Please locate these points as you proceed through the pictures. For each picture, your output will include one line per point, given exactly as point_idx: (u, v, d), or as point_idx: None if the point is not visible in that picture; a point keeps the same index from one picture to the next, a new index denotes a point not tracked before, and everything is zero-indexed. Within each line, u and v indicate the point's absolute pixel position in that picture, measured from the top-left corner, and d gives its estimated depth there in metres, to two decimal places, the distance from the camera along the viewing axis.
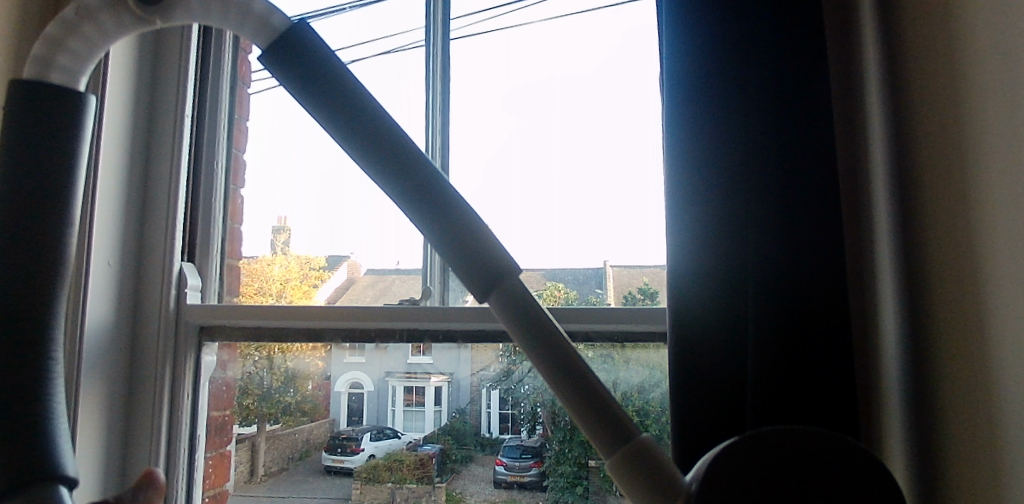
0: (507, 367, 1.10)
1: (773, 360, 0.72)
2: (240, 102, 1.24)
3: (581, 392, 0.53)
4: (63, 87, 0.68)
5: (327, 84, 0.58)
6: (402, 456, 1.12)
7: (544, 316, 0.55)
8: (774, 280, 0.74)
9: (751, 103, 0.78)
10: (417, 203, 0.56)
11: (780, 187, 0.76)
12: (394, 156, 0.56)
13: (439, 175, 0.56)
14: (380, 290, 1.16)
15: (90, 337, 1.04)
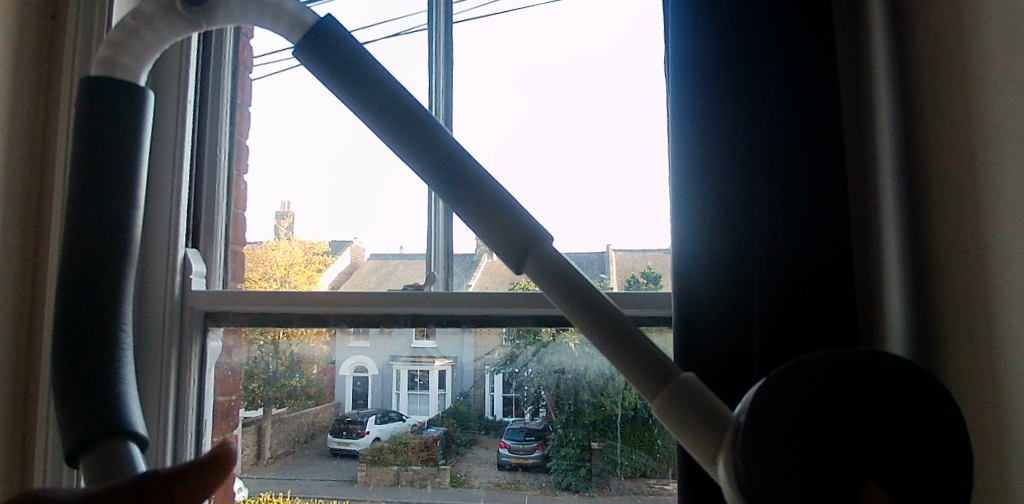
0: (511, 351, 1.11)
1: (777, 330, 0.75)
2: (242, 88, 1.23)
3: (626, 344, 0.49)
4: (122, 81, 0.64)
5: (371, 90, 0.54)
6: (405, 439, 1.13)
7: (603, 300, 0.51)
8: (778, 250, 0.77)
9: (750, 85, 0.81)
10: (478, 214, 0.51)
11: (780, 163, 0.78)
12: (432, 147, 0.53)
13: (497, 185, 0.52)
14: (384, 275, 1.16)
15: None
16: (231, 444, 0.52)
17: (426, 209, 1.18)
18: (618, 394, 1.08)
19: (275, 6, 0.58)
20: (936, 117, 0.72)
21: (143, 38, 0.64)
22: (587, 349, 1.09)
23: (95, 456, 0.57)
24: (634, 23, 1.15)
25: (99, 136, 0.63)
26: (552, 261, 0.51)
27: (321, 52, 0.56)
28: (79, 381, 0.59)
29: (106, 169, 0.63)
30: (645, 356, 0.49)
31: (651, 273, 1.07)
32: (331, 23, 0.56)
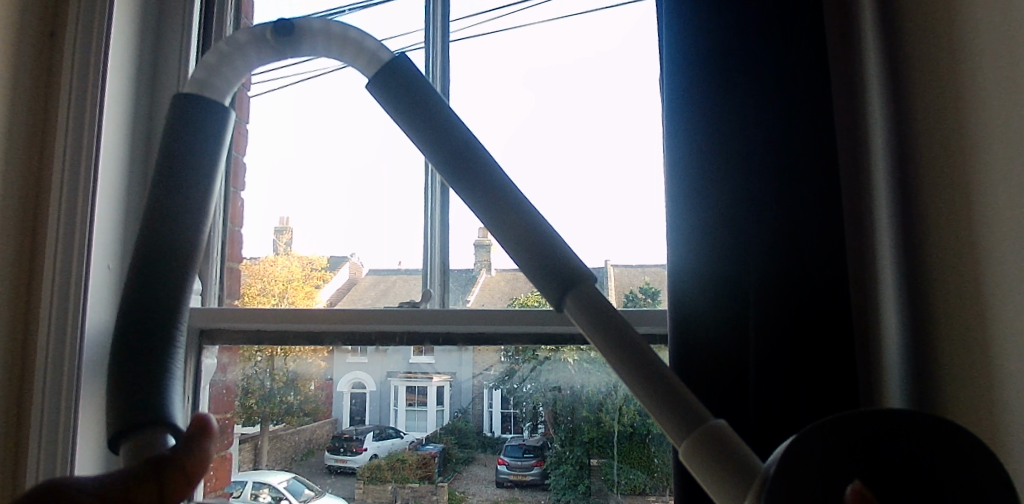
0: (509, 367, 1.10)
1: (776, 341, 0.77)
2: (240, 106, 1.24)
3: (639, 364, 0.54)
4: (209, 100, 0.73)
5: (430, 121, 0.63)
6: (403, 456, 1.13)
7: (622, 323, 0.57)
8: (774, 262, 0.79)
9: (746, 100, 0.82)
10: (511, 234, 0.59)
11: (778, 179, 0.80)
12: (483, 177, 0.61)
13: (531, 211, 0.60)
14: (382, 291, 1.17)
15: (90, 345, 1.01)
16: (208, 419, 0.65)
17: (422, 225, 1.18)
18: (616, 412, 1.07)
19: (355, 44, 0.68)
20: (951, 134, 0.74)
21: (233, 63, 0.73)
22: (585, 365, 1.08)
23: (135, 440, 0.62)
24: (632, 41, 1.15)
25: (180, 146, 0.71)
26: (576, 279, 0.58)
27: (396, 87, 0.65)
28: (128, 380, 0.64)
29: (179, 181, 0.70)
30: (658, 374, 0.54)
31: (650, 288, 1.08)
32: (406, 64, 0.66)
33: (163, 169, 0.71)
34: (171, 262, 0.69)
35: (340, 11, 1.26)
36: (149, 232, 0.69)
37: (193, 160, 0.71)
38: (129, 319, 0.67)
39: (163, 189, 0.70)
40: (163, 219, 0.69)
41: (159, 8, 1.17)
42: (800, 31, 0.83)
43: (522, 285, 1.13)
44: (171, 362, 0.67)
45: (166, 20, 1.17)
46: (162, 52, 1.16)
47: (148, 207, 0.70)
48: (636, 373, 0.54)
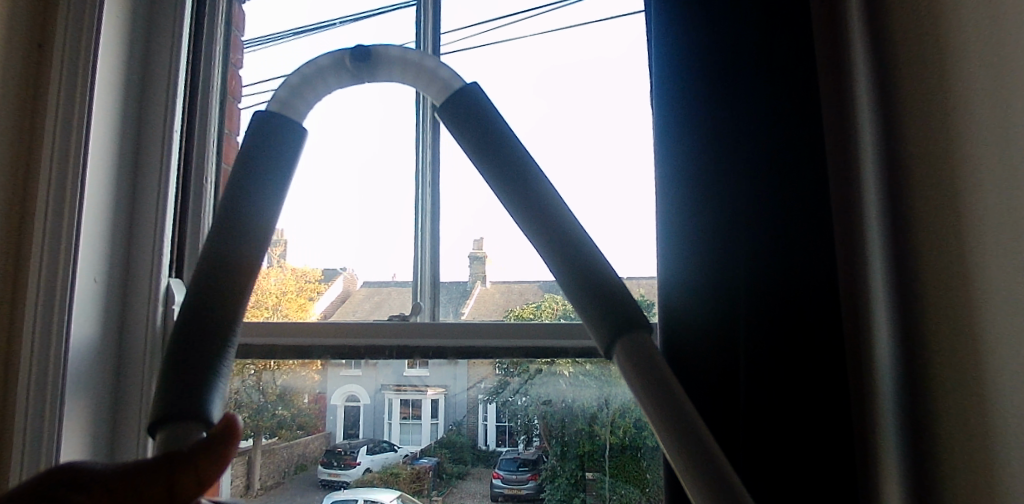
0: (503, 379, 1.09)
1: (764, 336, 0.77)
2: (230, 118, 1.23)
3: (669, 409, 0.57)
4: (291, 126, 0.69)
5: (498, 149, 0.66)
6: (398, 469, 1.12)
7: (663, 366, 0.59)
8: (762, 257, 0.79)
9: (730, 98, 0.83)
10: (568, 261, 0.62)
11: (766, 175, 0.81)
12: (547, 217, 0.63)
13: (591, 244, 0.62)
14: (376, 303, 1.16)
15: (75, 360, 1.01)
16: (239, 420, 0.58)
17: (411, 236, 1.18)
18: (608, 425, 1.06)
19: (428, 72, 0.71)
20: (947, 142, 0.73)
21: (314, 85, 0.72)
22: (581, 377, 1.07)
23: (172, 432, 0.56)
24: (625, 53, 1.16)
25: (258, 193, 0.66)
26: (626, 313, 0.60)
27: (466, 116, 0.68)
28: (174, 366, 0.58)
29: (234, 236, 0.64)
30: (688, 428, 0.56)
31: (644, 300, 1.08)
32: (477, 92, 0.68)
33: (239, 189, 0.66)
34: (230, 279, 0.63)
35: (330, 24, 1.27)
36: (216, 250, 0.64)
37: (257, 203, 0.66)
38: (189, 307, 0.61)
39: (240, 207, 0.65)
40: (236, 239, 0.64)
41: (149, 18, 1.16)
42: (785, 35, 0.83)
43: (517, 297, 1.13)
44: (224, 360, 0.60)
45: (156, 29, 1.16)
46: (152, 62, 1.15)
47: (215, 224, 0.65)
48: (666, 428, 0.57)
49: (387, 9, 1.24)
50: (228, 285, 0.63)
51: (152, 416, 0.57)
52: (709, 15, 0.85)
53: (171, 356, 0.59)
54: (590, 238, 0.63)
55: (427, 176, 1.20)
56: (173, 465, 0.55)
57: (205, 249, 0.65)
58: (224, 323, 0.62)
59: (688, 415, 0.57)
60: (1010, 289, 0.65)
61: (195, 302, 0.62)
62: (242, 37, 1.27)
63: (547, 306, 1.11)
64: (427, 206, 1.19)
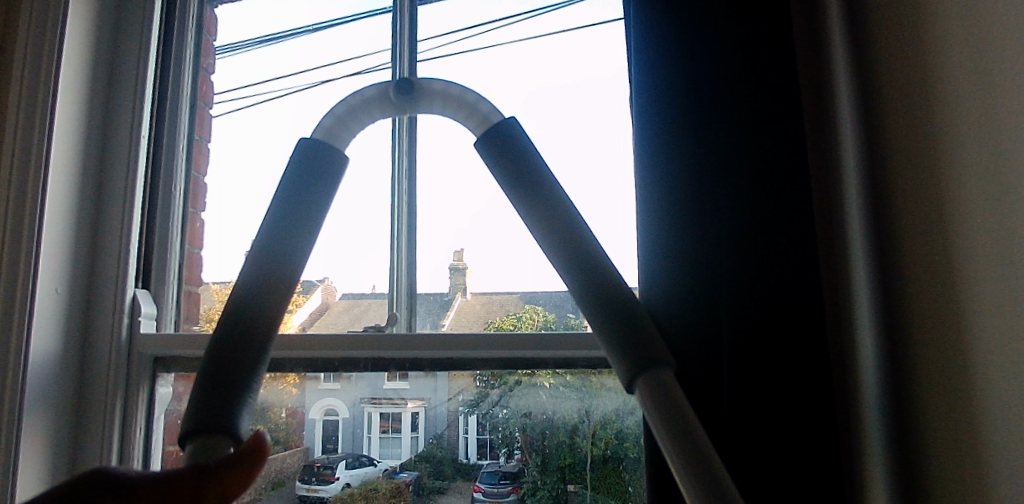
0: (483, 390, 1.07)
1: (750, 303, 0.77)
2: (201, 124, 1.20)
3: (688, 448, 0.54)
4: (335, 152, 0.65)
5: (524, 172, 0.62)
6: (377, 484, 1.08)
7: (685, 406, 0.56)
8: (743, 231, 0.79)
9: (705, 85, 0.83)
10: (591, 290, 0.58)
11: (746, 157, 0.80)
12: (582, 256, 0.59)
13: (617, 277, 0.59)
14: (356, 315, 1.14)
15: (35, 374, 0.97)
16: (267, 438, 0.51)
17: (388, 247, 1.16)
18: (589, 437, 1.04)
19: (471, 105, 0.67)
20: (926, 144, 0.73)
21: (358, 116, 0.68)
22: (561, 389, 1.05)
23: (203, 446, 0.51)
24: (603, 62, 1.15)
25: (297, 212, 0.61)
26: (650, 347, 0.56)
27: (501, 147, 0.64)
28: (213, 375, 0.53)
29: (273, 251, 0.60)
30: (701, 457, 0.53)
31: None
32: (515, 126, 0.65)
33: (280, 224, 0.61)
34: (258, 321, 0.57)
35: (305, 31, 1.25)
36: (252, 289, 0.58)
37: (299, 223, 0.61)
38: (224, 322, 0.57)
39: (280, 242, 0.60)
40: (275, 278, 0.59)
41: (116, 22, 1.14)
42: (763, 29, 0.83)
43: (497, 309, 1.10)
44: (258, 377, 0.55)
45: (124, 34, 1.14)
46: (119, 67, 1.13)
47: (252, 260, 0.59)
48: (681, 453, 0.54)
49: (362, 16, 1.23)
50: (257, 324, 0.57)
51: (183, 426, 0.51)
52: (683, 15, 0.86)
53: (210, 363, 0.54)
54: (617, 271, 0.59)
55: (404, 186, 1.17)
56: (202, 479, 0.48)
57: (239, 287, 0.58)
58: (261, 338, 0.57)
59: (705, 449, 0.54)
60: (992, 284, 0.64)
61: (239, 311, 0.57)
62: (215, 42, 1.24)
63: (527, 318, 1.09)
64: (404, 215, 1.16)
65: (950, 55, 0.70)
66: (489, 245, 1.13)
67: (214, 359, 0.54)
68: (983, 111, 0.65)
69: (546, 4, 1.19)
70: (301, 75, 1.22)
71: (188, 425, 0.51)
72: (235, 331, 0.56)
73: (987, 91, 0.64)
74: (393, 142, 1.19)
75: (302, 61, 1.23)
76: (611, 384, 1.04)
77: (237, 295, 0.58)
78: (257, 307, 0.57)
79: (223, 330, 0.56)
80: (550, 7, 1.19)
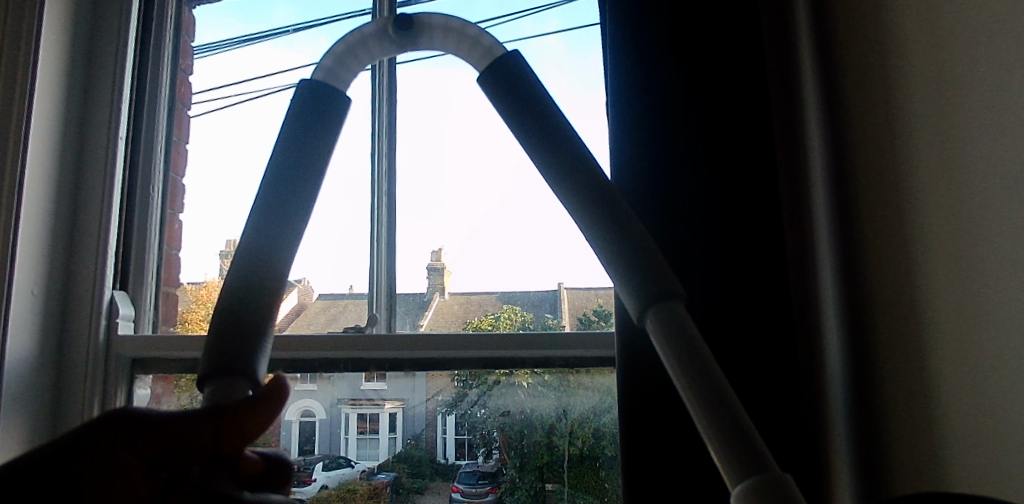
0: (461, 390, 1.08)
1: (749, 246, 0.80)
2: (179, 125, 1.19)
3: (698, 373, 0.49)
4: (334, 92, 0.64)
5: (525, 107, 0.60)
6: (355, 485, 1.09)
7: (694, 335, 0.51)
8: (738, 186, 0.81)
9: (689, 68, 0.84)
10: (598, 218, 0.55)
11: (732, 131, 0.82)
12: (589, 191, 0.56)
13: (620, 201, 0.56)
14: (332, 316, 1.14)
15: (10, 378, 0.95)
16: (287, 381, 0.54)
17: (368, 246, 1.16)
18: (566, 436, 1.06)
19: (472, 40, 0.65)
20: (876, 148, 0.76)
21: (357, 55, 0.67)
22: (539, 388, 1.07)
23: (222, 387, 0.51)
24: (581, 67, 1.17)
25: (301, 148, 0.60)
26: (655, 271, 0.52)
27: (506, 82, 0.62)
28: (230, 321, 0.52)
29: (281, 186, 0.59)
30: (715, 392, 0.49)
31: (603, 310, 1.09)
32: (519, 60, 0.63)
33: (286, 166, 0.60)
34: (271, 272, 0.56)
35: (282, 31, 1.24)
36: (260, 238, 0.57)
37: (308, 160, 0.60)
38: (241, 265, 0.56)
39: (285, 183, 0.59)
40: (284, 227, 0.58)
41: (94, 20, 1.13)
42: (737, 31, 0.85)
43: (475, 309, 1.12)
44: (267, 328, 0.53)
45: (101, 32, 1.13)
46: (95, 65, 1.12)
47: (259, 205, 0.58)
48: (692, 387, 0.49)
49: (342, 17, 1.23)
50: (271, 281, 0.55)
51: (202, 367, 0.51)
52: (661, 10, 0.86)
53: (226, 309, 0.53)
54: (619, 196, 0.56)
55: (384, 186, 1.18)
56: (216, 421, 0.50)
57: (246, 239, 0.57)
58: (268, 305, 0.54)
59: (714, 374, 0.49)
60: (942, 280, 0.66)
61: (249, 262, 0.56)
62: (193, 43, 1.23)
63: (505, 318, 1.11)
64: (384, 215, 1.17)
65: (897, 62, 0.72)
66: (468, 246, 1.14)
67: (235, 303, 0.53)
68: (933, 115, 0.67)
69: (526, 8, 1.20)
70: (280, 77, 1.22)
71: (208, 369, 0.51)
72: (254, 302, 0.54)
73: (933, 96, 0.67)
74: (373, 140, 1.19)
75: (281, 61, 1.23)
76: (587, 383, 1.06)
77: (246, 236, 0.57)
78: (268, 257, 0.56)
79: (234, 279, 0.55)
80: (530, 10, 1.20)
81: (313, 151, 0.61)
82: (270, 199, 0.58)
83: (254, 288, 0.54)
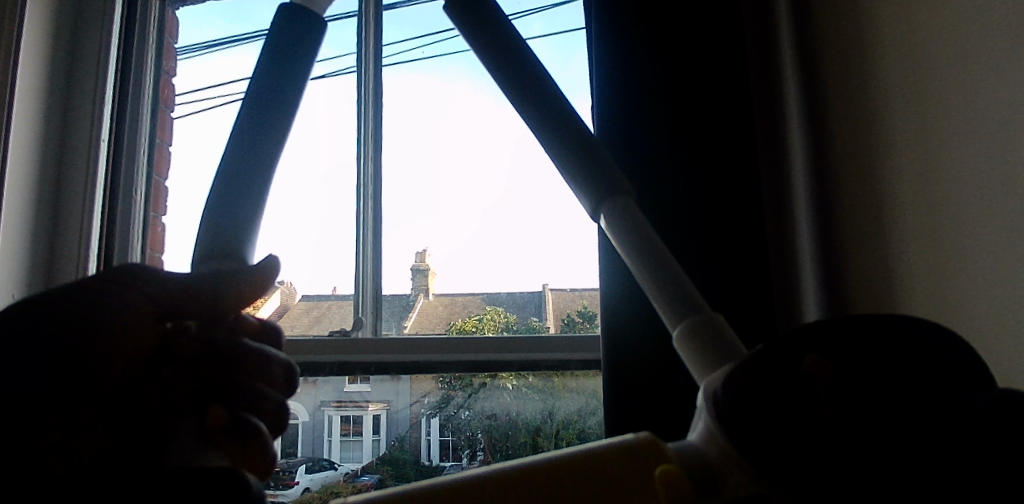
0: (447, 393, 1.08)
1: (727, 233, 0.83)
2: (162, 127, 1.18)
3: (649, 254, 0.44)
4: (309, 27, 0.50)
5: (506, 47, 0.49)
6: (338, 488, 1.07)
7: (658, 242, 0.45)
8: (719, 181, 0.85)
9: (667, 70, 0.89)
10: (582, 170, 0.46)
11: (712, 129, 0.86)
12: (563, 132, 0.47)
13: (586, 130, 0.47)
14: (315, 318, 1.15)
15: None
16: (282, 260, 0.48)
17: (354, 248, 1.15)
18: (552, 437, 1.06)
19: None
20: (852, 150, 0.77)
21: None
22: (523, 390, 1.07)
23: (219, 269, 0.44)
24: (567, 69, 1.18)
25: (261, 109, 0.47)
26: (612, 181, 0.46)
27: (476, 18, 0.50)
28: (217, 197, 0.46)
29: (237, 161, 0.46)
30: (660, 260, 0.44)
31: (587, 312, 1.10)
32: None
33: (249, 139, 0.47)
34: (239, 270, 0.44)
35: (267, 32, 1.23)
36: (218, 219, 0.45)
37: (272, 126, 0.47)
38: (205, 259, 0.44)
39: (247, 159, 0.46)
40: (246, 197, 0.46)
41: (75, 24, 1.13)
42: None
43: (459, 310, 1.12)
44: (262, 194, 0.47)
45: (82, 38, 1.13)
46: (77, 69, 1.12)
47: (216, 194, 0.45)
48: (645, 271, 0.44)
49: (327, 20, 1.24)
50: (249, 270, 0.44)
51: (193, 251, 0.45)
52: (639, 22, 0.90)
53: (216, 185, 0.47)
54: (587, 126, 0.47)
55: (370, 189, 1.17)
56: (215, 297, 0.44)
57: (204, 246, 0.45)
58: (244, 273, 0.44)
59: (669, 261, 0.44)
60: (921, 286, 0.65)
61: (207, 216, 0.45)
62: (176, 44, 1.22)
63: (488, 320, 1.11)
64: (369, 216, 1.16)
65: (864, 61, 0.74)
66: (454, 248, 1.14)
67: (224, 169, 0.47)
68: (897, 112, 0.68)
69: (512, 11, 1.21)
70: None
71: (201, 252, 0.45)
72: (225, 295, 0.44)
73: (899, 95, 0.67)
74: (359, 143, 1.19)
75: None
76: (573, 385, 1.07)
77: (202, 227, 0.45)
78: (231, 242, 0.45)
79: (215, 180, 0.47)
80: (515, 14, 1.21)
81: (278, 110, 0.48)
82: (224, 183, 0.45)
83: (222, 281, 0.44)
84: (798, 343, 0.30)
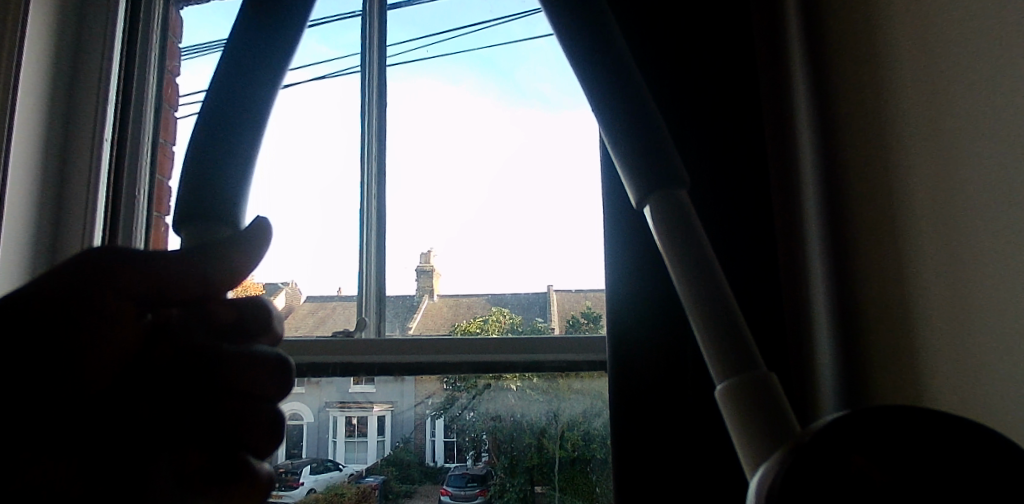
0: (451, 394, 1.07)
1: (732, 230, 0.81)
2: (166, 127, 1.18)
3: (699, 268, 0.40)
4: None
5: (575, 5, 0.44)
6: (343, 489, 1.08)
7: (704, 249, 0.41)
8: (725, 177, 0.82)
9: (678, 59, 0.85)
10: (636, 149, 0.41)
11: (720, 122, 0.83)
12: (625, 105, 0.42)
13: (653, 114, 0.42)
14: (320, 318, 1.14)
15: None
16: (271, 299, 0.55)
17: (356, 251, 1.15)
18: (556, 440, 1.04)
19: None
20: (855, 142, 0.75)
21: None
22: (528, 392, 1.05)
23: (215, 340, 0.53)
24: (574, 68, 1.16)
25: (244, 50, 0.46)
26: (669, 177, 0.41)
27: None
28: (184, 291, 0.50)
29: (221, 110, 0.45)
30: (719, 303, 0.39)
31: (592, 312, 1.09)
32: None
33: (229, 83, 0.45)
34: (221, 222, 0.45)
35: None
36: (200, 181, 0.44)
37: (254, 76, 0.46)
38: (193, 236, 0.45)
39: (227, 108, 0.45)
40: (231, 160, 0.45)
41: (77, 21, 1.12)
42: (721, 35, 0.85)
43: (464, 312, 1.12)
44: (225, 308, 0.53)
45: (86, 39, 1.12)
46: (81, 69, 1.12)
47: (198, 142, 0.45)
48: (694, 288, 0.40)
49: (330, 20, 1.24)
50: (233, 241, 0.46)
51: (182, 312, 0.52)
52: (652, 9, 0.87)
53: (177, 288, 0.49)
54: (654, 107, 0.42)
55: (374, 189, 1.17)
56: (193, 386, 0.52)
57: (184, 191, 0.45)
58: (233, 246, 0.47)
59: (716, 280, 0.40)
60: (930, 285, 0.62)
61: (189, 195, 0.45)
62: (181, 44, 1.22)
63: (494, 321, 1.10)
64: (373, 217, 1.16)
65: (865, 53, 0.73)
66: (458, 249, 1.13)
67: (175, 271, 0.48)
68: (899, 103, 0.66)
69: (517, 10, 1.19)
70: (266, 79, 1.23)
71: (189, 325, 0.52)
72: (216, 263, 0.46)
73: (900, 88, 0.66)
74: (362, 145, 1.18)
75: None
76: (578, 387, 1.05)
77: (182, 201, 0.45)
78: (216, 202, 0.45)
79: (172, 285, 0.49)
80: (520, 13, 1.19)
81: (263, 50, 0.46)
82: (209, 135, 0.45)
83: (208, 244, 0.45)
84: (849, 442, 0.35)
